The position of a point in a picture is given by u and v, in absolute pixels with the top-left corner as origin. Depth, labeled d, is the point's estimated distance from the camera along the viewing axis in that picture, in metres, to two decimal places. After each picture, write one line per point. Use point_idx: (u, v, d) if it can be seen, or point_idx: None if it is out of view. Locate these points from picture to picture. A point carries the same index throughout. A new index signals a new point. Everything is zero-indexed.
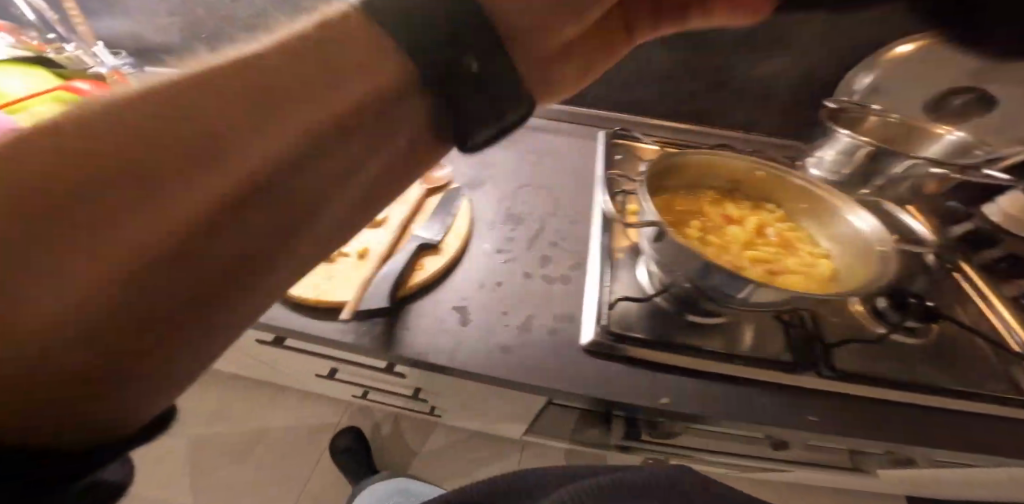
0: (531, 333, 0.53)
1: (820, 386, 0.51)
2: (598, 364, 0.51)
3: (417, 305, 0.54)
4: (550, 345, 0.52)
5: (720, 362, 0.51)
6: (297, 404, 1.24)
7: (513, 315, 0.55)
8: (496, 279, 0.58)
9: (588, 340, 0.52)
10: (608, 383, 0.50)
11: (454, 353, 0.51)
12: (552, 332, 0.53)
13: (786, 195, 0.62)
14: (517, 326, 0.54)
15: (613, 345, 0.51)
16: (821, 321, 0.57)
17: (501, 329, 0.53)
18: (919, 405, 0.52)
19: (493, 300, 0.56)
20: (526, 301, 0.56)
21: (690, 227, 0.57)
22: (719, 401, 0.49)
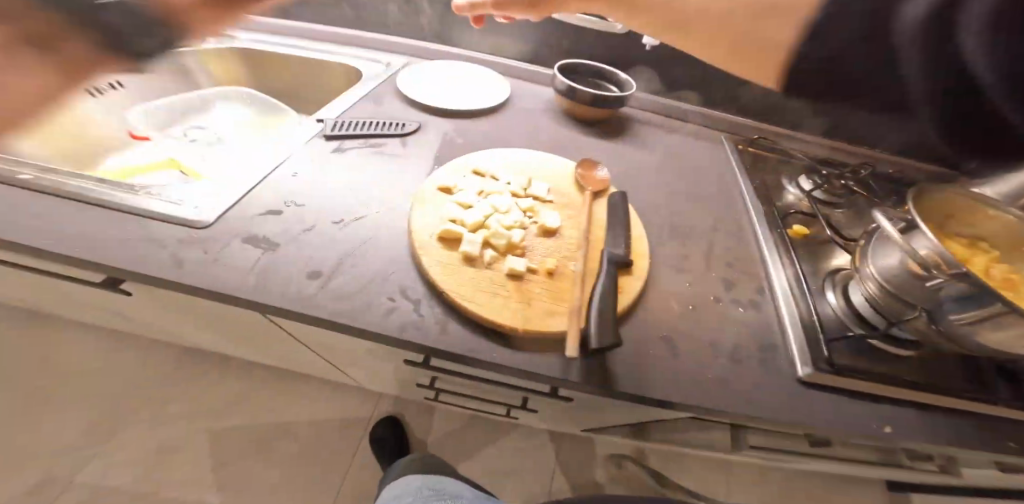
0: (744, 364, 0.50)
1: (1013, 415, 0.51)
2: (817, 396, 0.49)
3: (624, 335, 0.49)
4: (764, 376, 0.49)
5: (930, 394, 0.50)
6: (330, 395, 1.08)
7: (719, 345, 0.51)
8: (690, 303, 0.55)
9: (804, 371, 0.50)
10: (832, 413, 0.48)
11: (675, 384, 0.47)
12: (762, 363, 0.51)
13: None
14: (727, 355, 0.50)
15: (834, 377, 0.49)
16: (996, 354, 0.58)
17: (714, 360, 0.50)
18: None
19: (694, 326, 0.52)
20: (726, 328, 0.53)
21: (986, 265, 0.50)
22: (936, 431, 0.49)
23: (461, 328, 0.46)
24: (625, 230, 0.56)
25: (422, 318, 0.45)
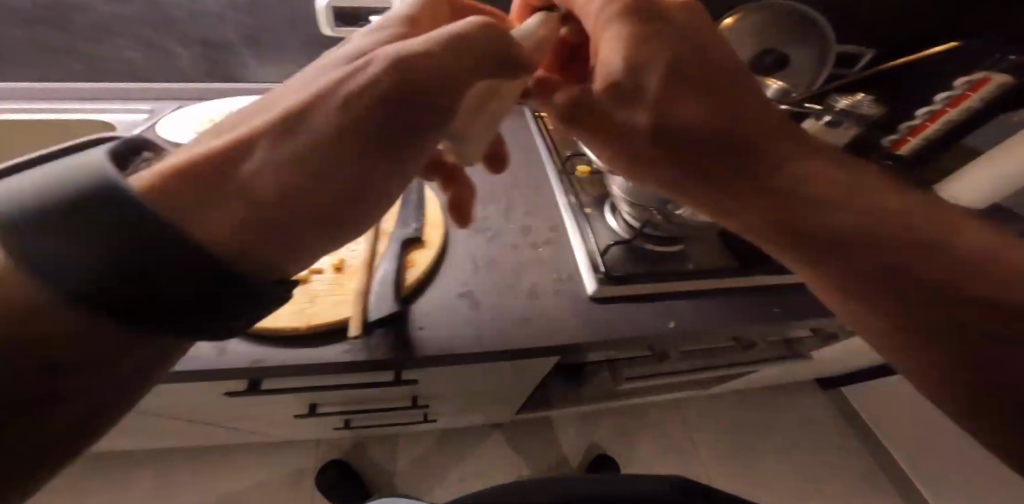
0: (540, 301, 0.55)
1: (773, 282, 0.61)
2: (604, 309, 0.55)
3: (421, 304, 0.53)
4: (562, 303, 0.55)
5: (698, 280, 0.58)
6: (266, 451, 1.08)
7: (518, 287, 0.56)
8: (492, 258, 0.59)
9: (593, 289, 0.56)
10: (617, 323, 0.54)
11: (477, 340, 0.51)
12: (559, 293, 0.56)
13: None
14: (526, 295, 0.55)
15: (617, 291, 0.55)
16: None
17: (512, 300, 0.54)
18: None
19: (493, 280, 0.56)
20: (526, 271, 0.58)
21: None
22: (704, 313, 0.57)
23: (247, 343, 0.47)
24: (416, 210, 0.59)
25: (208, 351, 0.45)
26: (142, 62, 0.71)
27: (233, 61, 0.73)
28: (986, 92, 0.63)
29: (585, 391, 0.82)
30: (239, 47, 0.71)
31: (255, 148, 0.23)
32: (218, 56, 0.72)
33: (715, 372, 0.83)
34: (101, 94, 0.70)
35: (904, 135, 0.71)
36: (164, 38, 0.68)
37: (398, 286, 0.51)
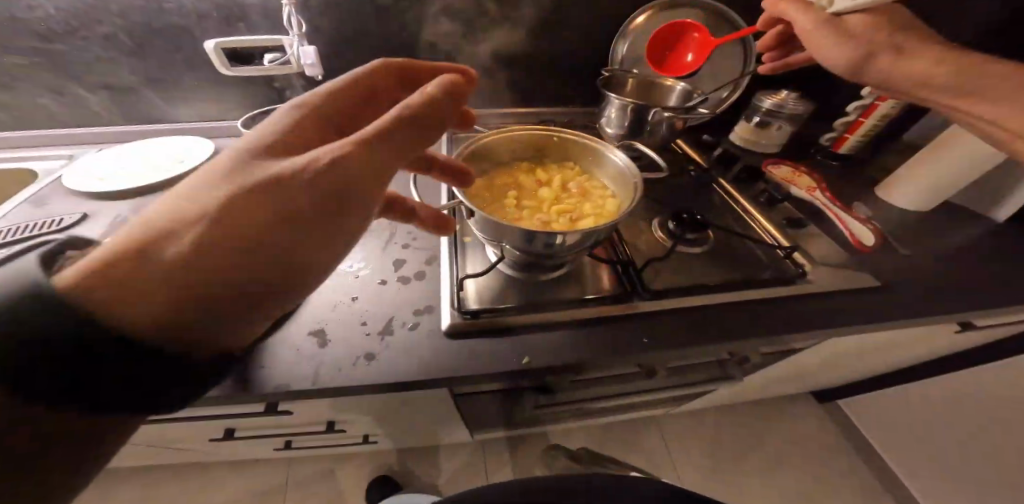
0: (392, 337, 0.55)
1: (654, 308, 0.55)
2: (457, 344, 0.54)
3: (268, 344, 0.53)
4: (415, 339, 0.54)
5: (563, 311, 0.55)
6: (208, 477, 1.08)
7: (372, 323, 0.56)
8: (354, 294, 0.59)
9: (446, 324, 0.54)
10: (467, 359, 0.52)
11: (315, 376, 0.51)
12: (414, 327, 0.55)
13: (576, 152, 0.58)
14: (379, 331, 0.55)
15: (471, 325, 0.54)
16: (635, 252, 0.63)
17: (362, 339, 0.54)
18: (744, 305, 0.57)
19: (351, 316, 0.56)
20: (386, 305, 0.58)
21: (504, 197, 0.54)
22: (569, 346, 0.53)
23: None
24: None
25: None
26: (52, 107, 0.74)
27: (139, 102, 0.76)
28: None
29: (497, 421, 0.79)
30: (142, 88, 0.74)
31: (181, 235, 0.25)
32: (124, 97, 0.75)
33: (634, 399, 0.78)
34: (20, 141, 0.75)
35: (840, 134, 0.85)
36: (66, 82, 0.71)
37: None
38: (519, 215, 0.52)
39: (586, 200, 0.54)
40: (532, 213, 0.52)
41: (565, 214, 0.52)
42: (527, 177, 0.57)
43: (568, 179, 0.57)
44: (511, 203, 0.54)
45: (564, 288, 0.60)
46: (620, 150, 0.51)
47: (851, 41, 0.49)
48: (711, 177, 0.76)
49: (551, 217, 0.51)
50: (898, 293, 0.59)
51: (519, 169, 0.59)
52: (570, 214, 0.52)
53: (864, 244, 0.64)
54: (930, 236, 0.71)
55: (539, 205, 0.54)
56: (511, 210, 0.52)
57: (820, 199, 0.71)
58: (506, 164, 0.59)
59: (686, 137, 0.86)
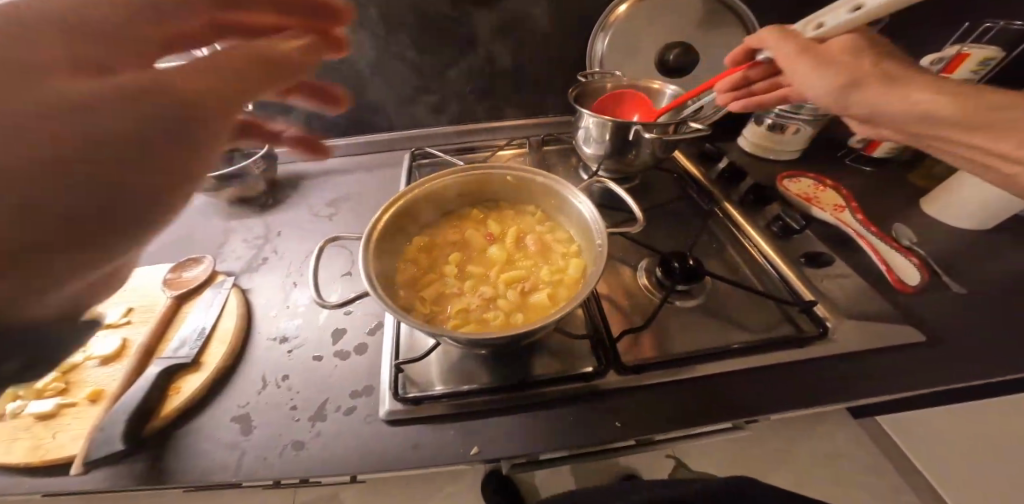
0: (324, 426, 0.46)
1: (632, 387, 0.46)
2: (398, 435, 0.45)
3: (182, 433, 0.45)
4: (351, 425, 0.46)
5: (521, 393, 0.46)
6: None
7: (303, 408, 0.47)
8: (285, 373, 0.50)
9: (385, 410, 0.46)
10: (407, 454, 0.43)
11: (236, 470, 0.42)
12: (349, 412, 0.47)
13: (537, 196, 0.48)
14: (310, 417, 0.46)
15: (412, 411, 0.46)
16: (613, 309, 0.53)
17: (290, 426, 0.45)
18: (746, 373, 0.46)
19: (278, 399, 0.48)
20: (321, 385, 0.49)
21: (443, 266, 0.45)
22: (528, 435, 0.44)
23: None
24: (201, 330, 0.51)
25: None
26: None
27: None
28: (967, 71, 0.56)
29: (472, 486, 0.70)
30: None
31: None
32: None
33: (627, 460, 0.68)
34: None
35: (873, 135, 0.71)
36: None
37: (144, 415, 0.43)
38: (462, 287, 0.43)
39: (543, 262, 0.45)
40: (477, 283, 0.43)
41: (516, 284, 0.43)
42: (477, 231, 0.48)
43: (525, 232, 0.48)
44: (451, 272, 0.44)
45: (526, 359, 0.51)
46: (583, 199, 0.40)
47: (840, 64, 0.38)
48: (710, 204, 0.65)
49: (497, 291, 0.42)
50: (956, 349, 0.46)
51: (470, 221, 0.49)
52: (522, 284, 0.43)
53: (907, 284, 0.50)
54: (996, 262, 0.56)
55: (488, 270, 0.44)
56: (453, 280, 0.43)
57: (851, 225, 0.57)
58: (454, 215, 0.49)
59: (682, 155, 0.74)
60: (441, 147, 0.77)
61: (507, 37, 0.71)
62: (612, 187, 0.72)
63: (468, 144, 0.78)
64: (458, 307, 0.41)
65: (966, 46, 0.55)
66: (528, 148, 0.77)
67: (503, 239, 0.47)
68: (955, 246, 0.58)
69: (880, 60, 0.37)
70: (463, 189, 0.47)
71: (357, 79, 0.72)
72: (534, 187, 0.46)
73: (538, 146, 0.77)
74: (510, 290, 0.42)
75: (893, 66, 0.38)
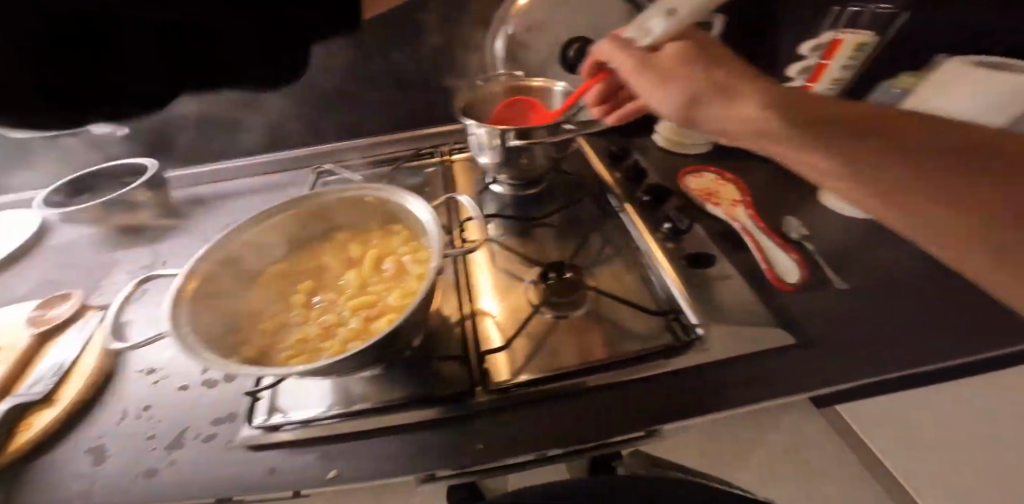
0: (180, 452, 0.44)
1: (498, 405, 0.44)
2: (253, 465, 0.43)
3: (29, 468, 0.43)
4: (207, 452, 0.44)
5: (382, 414, 0.46)
6: None
7: (161, 437, 0.46)
8: (147, 404, 0.50)
9: (245, 436, 0.45)
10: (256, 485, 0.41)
11: (81, 496, 0.40)
12: (206, 439, 0.46)
13: (397, 216, 0.47)
14: (167, 446, 0.45)
15: (267, 435, 0.45)
16: (491, 324, 0.53)
17: (144, 454, 0.44)
18: (617, 385, 0.44)
19: (137, 430, 0.47)
20: (184, 415, 0.49)
21: (293, 296, 0.44)
22: (387, 460, 0.42)
23: None
24: (60, 366, 0.50)
25: None
26: None
27: None
28: (845, 57, 0.56)
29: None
30: None
31: None
32: None
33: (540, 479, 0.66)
34: None
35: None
36: None
37: None
38: (306, 314, 0.42)
39: (396, 285, 0.44)
40: (324, 310, 0.43)
41: (363, 310, 0.42)
42: (336, 255, 0.47)
43: (385, 254, 0.47)
44: (300, 302, 0.43)
45: (399, 380, 0.50)
46: (419, 202, 0.41)
47: (673, 77, 0.34)
48: (609, 207, 0.65)
49: (341, 318, 0.41)
50: (827, 348, 0.44)
51: (333, 244, 0.48)
52: (368, 311, 0.42)
53: (785, 282, 0.51)
54: (884, 254, 0.55)
55: (339, 297, 0.44)
56: (297, 309, 0.42)
57: (739, 220, 0.58)
58: (318, 238, 0.49)
59: (593, 156, 0.73)
60: (347, 162, 0.75)
61: (401, 45, 0.69)
62: (523, 194, 0.71)
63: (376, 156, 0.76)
64: (299, 338, 0.41)
65: (839, 32, 0.56)
66: (437, 159, 0.75)
67: (362, 263, 0.47)
68: (846, 237, 0.57)
69: (716, 64, 0.33)
70: (319, 213, 0.47)
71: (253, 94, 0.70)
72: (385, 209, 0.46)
73: (448, 155, 0.75)
74: (356, 318, 0.42)
75: (731, 69, 0.33)
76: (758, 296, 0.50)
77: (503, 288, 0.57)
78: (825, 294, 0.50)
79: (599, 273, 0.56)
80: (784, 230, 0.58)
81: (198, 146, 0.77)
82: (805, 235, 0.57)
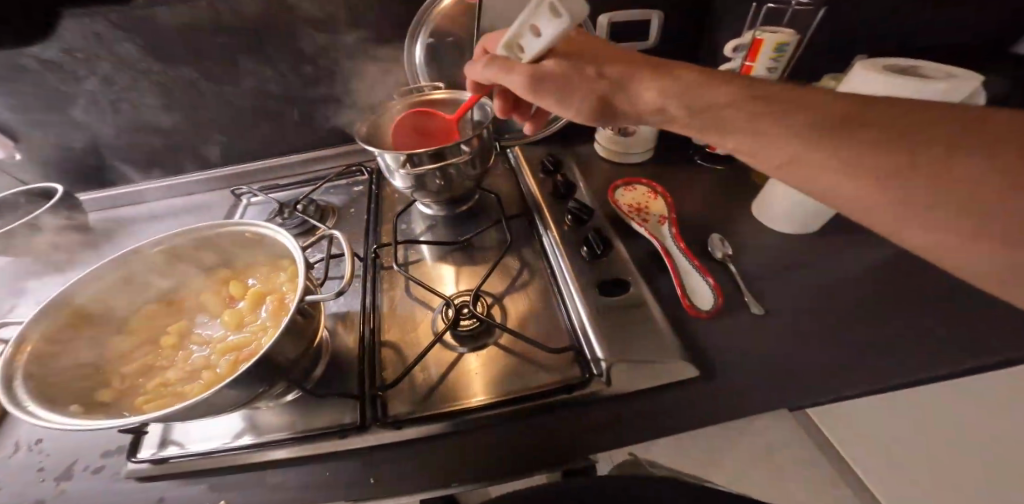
0: (69, 485, 0.43)
1: (390, 444, 0.43)
2: (136, 496, 0.42)
3: None
4: (95, 486, 0.43)
5: (271, 450, 0.43)
6: None
7: (50, 469, 0.44)
8: (40, 436, 0.48)
9: (131, 468, 0.43)
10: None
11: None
12: (95, 472, 0.44)
13: (278, 249, 0.45)
14: (56, 477, 0.43)
15: (155, 468, 0.43)
16: (394, 356, 0.50)
17: (30, 488, 0.42)
18: (512, 420, 0.44)
19: (27, 462, 0.45)
20: (78, 445, 0.46)
21: (167, 337, 0.43)
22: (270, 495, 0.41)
23: None
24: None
25: None
26: None
27: None
28: (768, 57, 0.55)
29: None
30: None
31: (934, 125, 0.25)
32: None
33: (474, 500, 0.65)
34: None
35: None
36: None
37: None
38: (174, 360, 0.42)
39: (271, 325, 0.42)
40: (194, 356, 0.42)
41: (232, 353, 0.40)
42: (219, 293, 0.46)
43: (268, 293, 0.45)
44: (172, 343, 0.43)
45: (304, 411, 0.47)
46: (279, 235, 0.39)
47: (579, 88, 0.42)
48: (534, 227, 0.63)
49: (208, 363, 0.40)
50: (725, 381, 0.44)
51: (217, 283, 0.47)
52: (237, 353, 0.40)
53: (698, 308, 0.49)
54: (805, 274, 0.53)
55: (216, 339, 0.43)
56: (164, 354, 0.42)
57: (661, 240, 0.55)
58: (205, 277, 0.48)
59: (524, 169, 0.70)
60: (273, 182, 0.73)
61: (317, 56, 0.66)
62: (453, 212, 0.68)
63: (304, 175, 0.74)
64: (160, 383, 0.39)
65: (760, 32, 0.54)
66: (366, 177, 0.72)
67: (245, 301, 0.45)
68: (770, 257, 0.56)
69: (603, 66, 0.41)
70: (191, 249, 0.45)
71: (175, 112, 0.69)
72: (262, 239, 0.44)
73: (377, 170, 0.73)
74: (224, 360, 0.40)
75: (616, 69, 0.41)
76: (670, 323, 0.48)
77: (410, 318, 0.54)
78: (738, 320, 0.49)
79: (507, 298, 0.55)
80: (708, 248, 0.56)
81: (123, 164, 0.75)
82: (729, 254, 0.55)
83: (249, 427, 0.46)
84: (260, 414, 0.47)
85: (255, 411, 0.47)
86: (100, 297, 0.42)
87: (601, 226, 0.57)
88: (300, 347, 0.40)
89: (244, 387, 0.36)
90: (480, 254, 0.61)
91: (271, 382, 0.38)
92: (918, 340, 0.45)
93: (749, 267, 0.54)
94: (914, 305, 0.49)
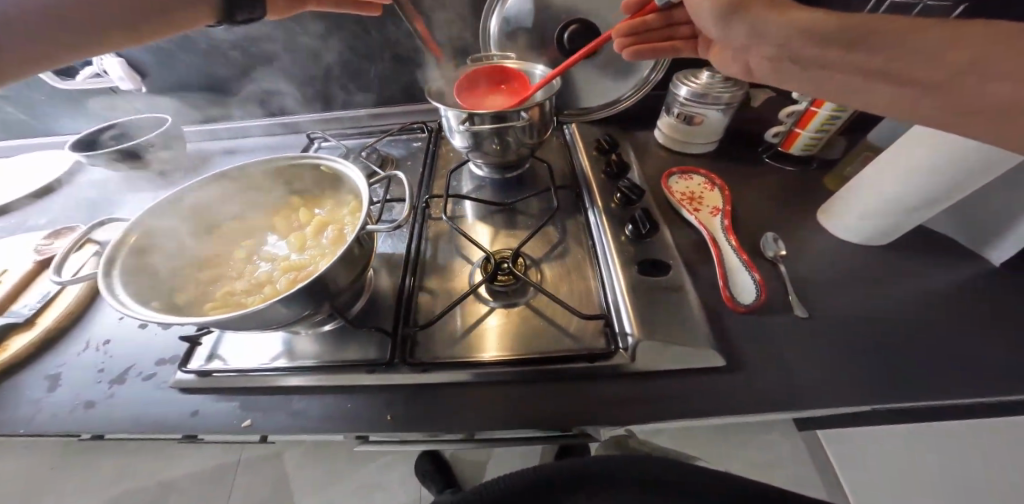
0: (120, 388, 0.48)
1: (411, 379, 0.46)
2: (181, 403, 0.46)
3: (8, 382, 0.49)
4: (144, 391, 0.48)
5: (304, 374, 0.47)
6: None
7: (108, 371, 0.50)
8: (108, 338, 0.54)
9: (178, 378, 0.48)
10: (173, 423, 0.44)
11: (26, 422, 0.45)
12: (147, 378, 0.49)
13: (345, 184, 0.49)
14: (111, 380, 0.49)
15: (198, 380, 0.47)
16: (431, 299, 0.53)
17: (89, 387, 0.48)
18: (533, 381, 0.45)
19: (92, 361, 0.51)
20: (134, 352, 0.52)
21: (239, 253, 0.49)
22: (297, 416, 0.44)
23: None
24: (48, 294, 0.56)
25: None
26: None
27: None
28: None
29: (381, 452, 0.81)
30: None
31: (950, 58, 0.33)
32: None
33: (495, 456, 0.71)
34: None
35: (790, 129, 0.65)
36: None
37: None
38: (242, 271, 0.47)
39: (328, 253, 0.46)
40: (260, 270, 0.47)
41: (292, 271, 0.45)
42: (286, 220, 0.52)
43: (330, 223, 0.50)
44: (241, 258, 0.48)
45: (340, 342, 0.50)
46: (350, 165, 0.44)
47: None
48: (581, 202, 0.63)
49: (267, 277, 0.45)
50: (755, 377, 0.43)
51: (286, 209, 0.53)
52: (296, 273, 0.44)
53: (738, 302, 0.48)
54: (859, 288, 0.50)
55: (280, 261, 0.48)
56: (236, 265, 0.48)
57: (710, 231, 0.55)
58: (276, 205, 0.54)
59: (579, 145, 0.70)
60: (337, 134, 0.78)
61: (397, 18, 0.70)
62: (503, 177, 0.70)
63: (370, 129, 0.78)
64: (229, 291, 0.44)
65: None
66: (425, 136, 0.76)
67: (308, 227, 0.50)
68: (827, 265, 0.53)
69: None
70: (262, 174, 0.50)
71: (268, 62, 0.77)
72: (333, 173, 0.48)
73: (435, 132, 0.75)
74: (284, 277, 0.44)
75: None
76: (704, 311, 0.48)
77: (450, 271, 0.56)
78: (777, 320, 0.47)
79: (542, 265, 0.56)
80: (760, 246, 0.55)
81: (218, 106, 0.85)
82: (782, 255, 0.53)
83: (293, 348, 0.50)
84: (302, 343, 0.51)
85: (301, 340, 0.51)
86: (193, 208, 0.48)
87: (646, 210, 0.56)
88: (351, 276, 0.43)
89: (305, 304, 0.40)
90: (522, 219, 0.63)
91: (323, 304, 0.42)
92: (979, 368, 0.41)
93: (799, 273, 0.52)
94: (985, 335, 0.44)
